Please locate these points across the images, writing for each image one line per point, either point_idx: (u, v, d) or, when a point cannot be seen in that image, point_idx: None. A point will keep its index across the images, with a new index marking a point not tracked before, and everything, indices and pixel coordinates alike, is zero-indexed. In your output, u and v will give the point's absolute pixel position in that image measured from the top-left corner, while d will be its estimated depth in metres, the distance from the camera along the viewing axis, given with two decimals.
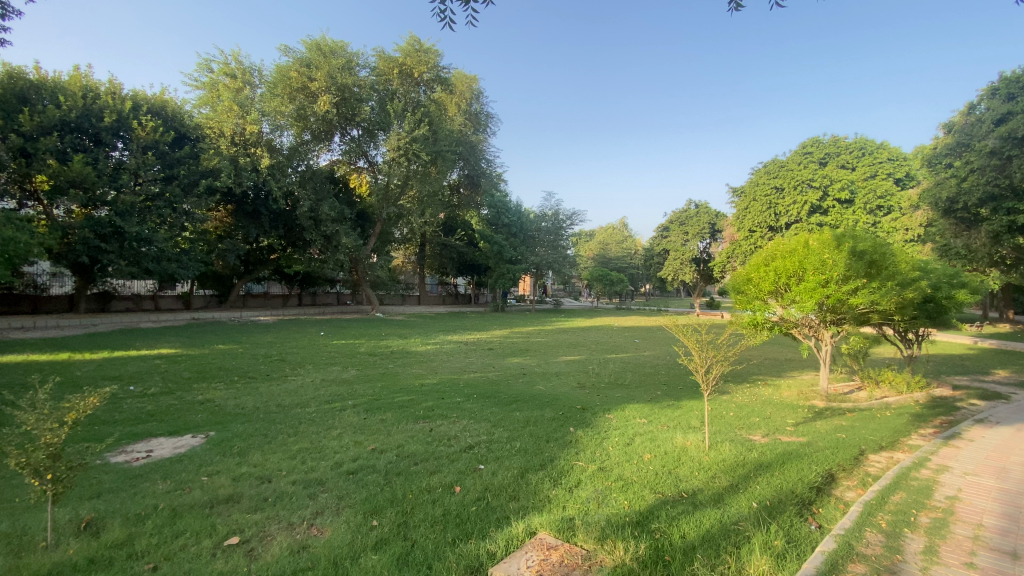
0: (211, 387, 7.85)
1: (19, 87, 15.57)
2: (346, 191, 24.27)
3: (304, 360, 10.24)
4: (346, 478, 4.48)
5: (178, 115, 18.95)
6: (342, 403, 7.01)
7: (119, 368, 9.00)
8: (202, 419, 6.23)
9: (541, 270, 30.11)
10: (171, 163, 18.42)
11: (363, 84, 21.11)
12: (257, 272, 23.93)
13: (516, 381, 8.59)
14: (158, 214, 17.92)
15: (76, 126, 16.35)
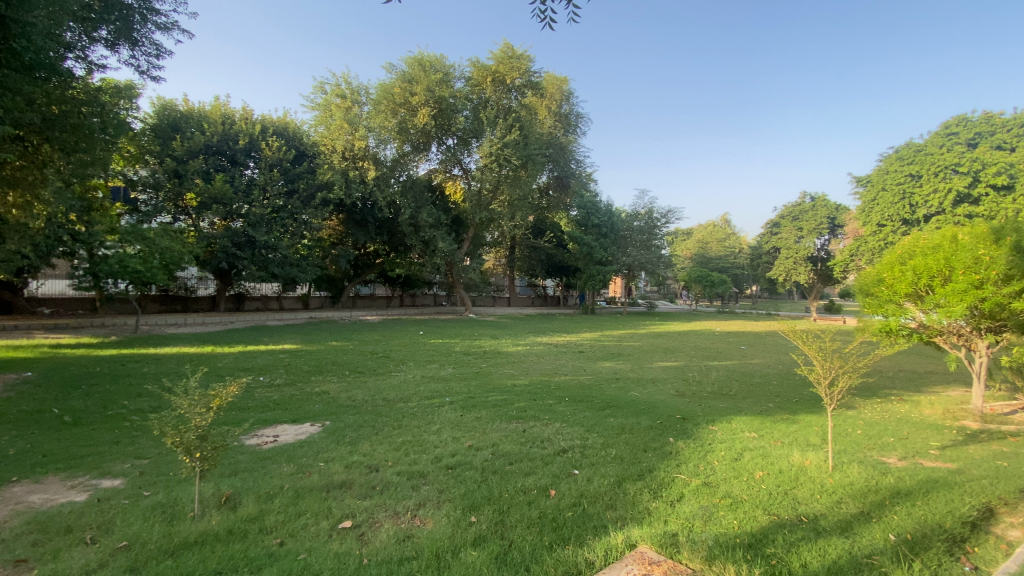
0: (326, 380, 8.60)
1: (173, 118, 18.34)
2: (442, 198, 25.41)
3: (405, 358, 10.86)
4: (445, 472, 4.64)
5: (298, 135, 21.28)
6: (440, 400, 7.30)
7: (252, 361, 10.19)
8: (319, 409, 6.84)
9: (633, 271, 28.95)
10: (292, 178, 20.60)
11: (458, 94, 21.98)
12: (364, 276, 25.86)
13: (610, 386, 8.36)
14: (282, 224, 19.93)
15: (217, 149, 18.89)
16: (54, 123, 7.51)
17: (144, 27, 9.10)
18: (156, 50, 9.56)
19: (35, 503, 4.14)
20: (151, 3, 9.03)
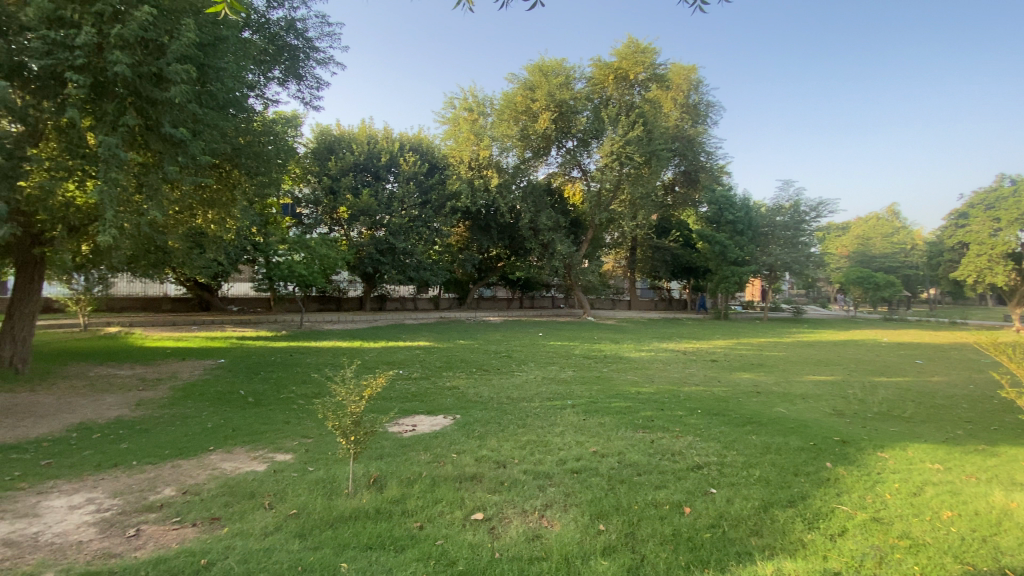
0: (455, 376, 9.13)
1: (329, 142, 21.01)
2: (562, 201, 25.59)
3: (527, 359, 11.08)
4: (571, 476, 4.61)
5: (430, 150, 23.09)
6: (563, 402, 7.30)
7: (392, 356, 11.22)
8: (450, 403, 7.27)
9: (775, 272, 26.37)
10: (426, 190, 22.41)
11: (578, 96, 21.93)
12: (488, 278, 27.05)
13: (749, 399, 7.64)
14: (418, 232, 21.73)
15: (364, 167, 21.24)
16: (242, 151, 9.01)
17: (307, 64, 10.56)
18: (316, 83, 11.02)
19: (228, 469, 4.99)
20: (313, 43, 10.44)
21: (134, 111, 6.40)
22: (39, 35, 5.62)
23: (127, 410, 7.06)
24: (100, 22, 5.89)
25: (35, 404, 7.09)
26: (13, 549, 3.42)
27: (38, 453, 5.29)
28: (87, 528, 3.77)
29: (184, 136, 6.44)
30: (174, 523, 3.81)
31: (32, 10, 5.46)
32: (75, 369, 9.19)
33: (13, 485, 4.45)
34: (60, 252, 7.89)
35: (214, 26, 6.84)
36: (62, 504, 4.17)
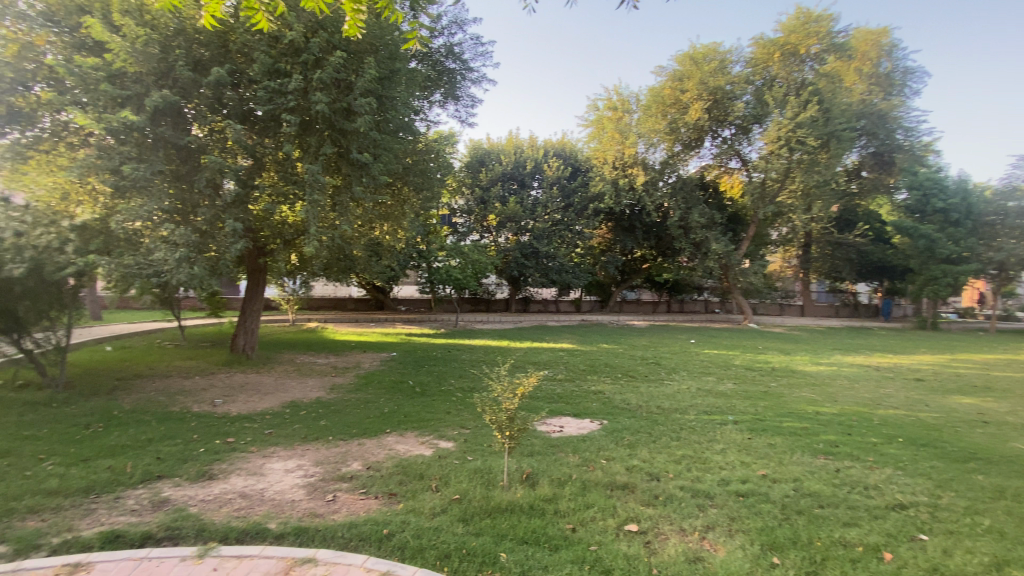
0: (602, 381, 9.01)
1: (480, 154, 22.44)
2: (717, 196, 23.71)
3: (680, 367, 10.45)
4: (736, 499, 4.20)
5: (574, 153, 23.37)
6: (723, 417, 6.70)
7: (539, 357, 11.54)
8: (597, 408, 7.20)
9: (1007, 272, 20.71)
10: (569, 193, 22.79)
11: (736, 80, 20.07)
12: (633, 281, 26.30)
13: (973, 431, 6.15)
14: (560, 236, 22.33)
15: (511, 175, 22.30)
16: (409, 170, 10.08)
17: (463, 84, 11.44)
18: (470, 101, 11.86)
19: (401, 450, 5.62)
20: (468, 64, 11.25)
21: (329, 142, 7.57)
22: (264, 86, 6.95)
23: (323, 393, 8.41)
24: (305, 69, 7.09)
25: (262, 383, 8.86)
26: (248, 500, 4.30)
27: (264, 423, 6.60)
28: (297, 489, 4.57)
29: (366, 160, 7.47)
30: (361, 494, 4.41)
31: (260, 66, 6.77)
32: (287, 356, 11.26)
33: (248, 448, 5.60)
34: (276, 262, 9.69)
35: (389, 60, 7.78)
36: (280, 466, 5.12)
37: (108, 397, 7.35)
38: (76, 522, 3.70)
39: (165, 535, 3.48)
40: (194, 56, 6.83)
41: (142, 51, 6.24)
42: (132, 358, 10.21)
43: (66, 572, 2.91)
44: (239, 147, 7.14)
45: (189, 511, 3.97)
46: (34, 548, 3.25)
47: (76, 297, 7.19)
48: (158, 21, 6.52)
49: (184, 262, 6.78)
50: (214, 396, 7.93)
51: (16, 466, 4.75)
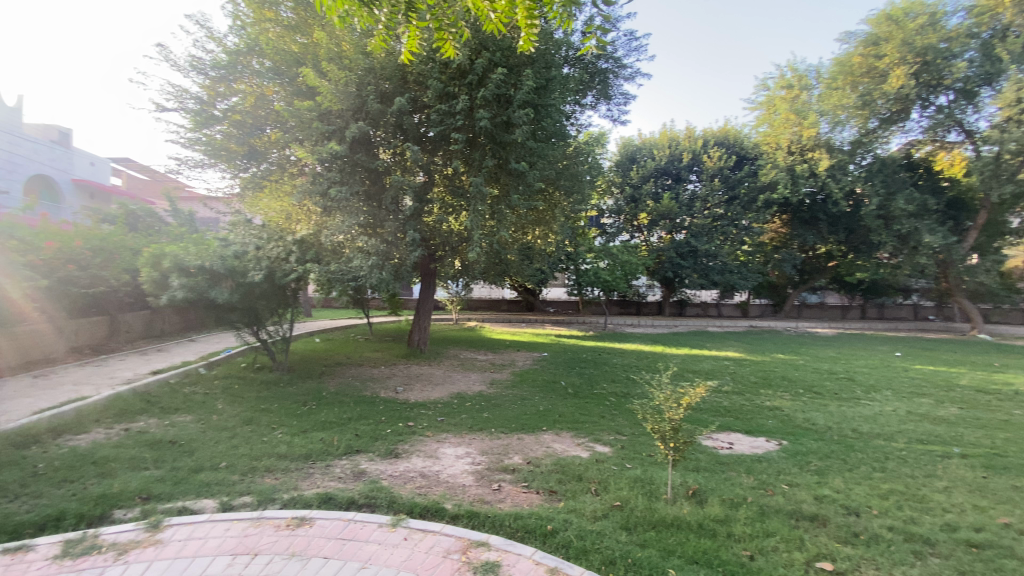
0: (777, 395, 8.04)
1: (631, 151, 21.76)
2: (930, 176, 19.47)
3: (879, 385, 8.81)
4: (969, 551, 3.38)
5: (739, 141, 21.23)
6: (945, 449, 5.46)
7: (700, 365, 10.77)
8: (773, 425, 6.45)
9: None
10: (733, 184, 20.87)
11: (954, 34, 16.38)
12: (814, 281, 23.09)
13: None
14: (722, 232, 20.73)
15: (665, 170, 21.25)
16: (562, 175, 10.28)
17: (615, 82, 11.31)
18: (623, 99, 11.66)
19: (559, 450, 5.74)
20: (621, 61, 11.10)
21: (491, 154, 8.09)
22: (436, 109, 7.71)
23: (485, 387, 9.01)
24: (470, 88, 7.68)
25: (433, 375, 9.86)
26: (427, 480, 4.79)
27: (437, 411, 7.33)
28: (466, 475, 4.95)
29: (524, 168, 7.82)
30: (524, 488, 4.60)
31: (433, 91, 7.53)
32: (452, 352, 12.34)
33: (424, 432, 6.25)
34: (444, 267, 10.63)
35: (545, 69, 8.08)
36: (451, 452, 5.62)
37: (319, 380, 8.89)
38: (300, 482, 4.51)
39: (364, 502, 4.03)
40: (382, 89, 7.74)
41: (344, 91, 7.25)
42: (334, 348, 12.21)
43: (296, 522, 3.51)
44: (416, 165, 8.01)
45: (381, 484, 4.56)
46: (272, 500, 4.01)
47: (296, 297, 8.84)
48: (353, 59, 7.41)
49: (375, 267, 7.89)
50: (396, 384, 9.06)
51: (259, 431, 5.99)
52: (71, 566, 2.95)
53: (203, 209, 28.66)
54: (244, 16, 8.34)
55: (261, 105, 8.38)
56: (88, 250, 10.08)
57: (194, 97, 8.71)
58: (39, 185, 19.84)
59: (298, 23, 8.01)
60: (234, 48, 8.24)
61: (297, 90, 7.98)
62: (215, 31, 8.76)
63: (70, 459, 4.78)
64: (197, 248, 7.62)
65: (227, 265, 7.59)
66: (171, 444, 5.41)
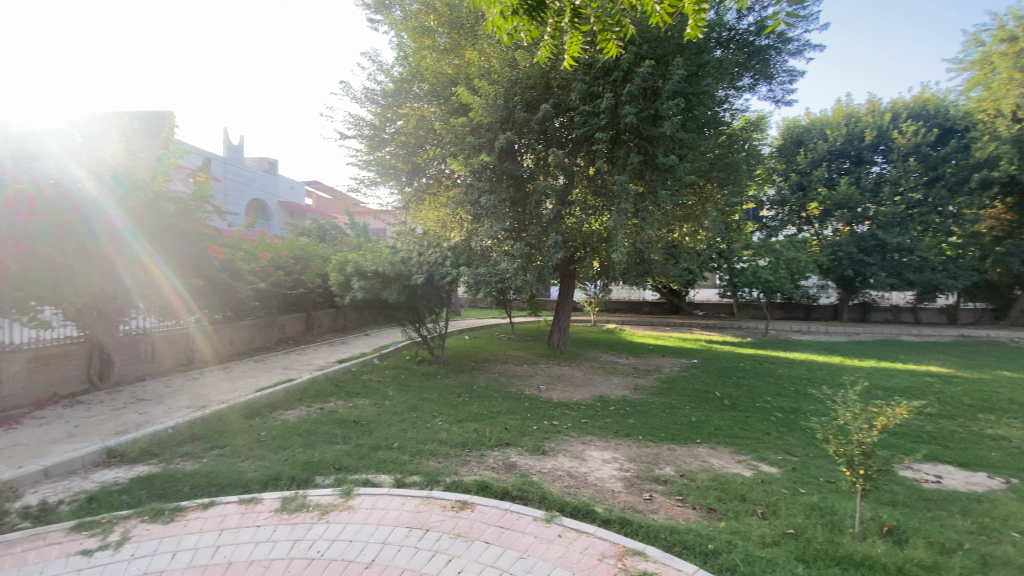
0: (1004, 423, 6.44)
1: (797, 133, 19.32)
2: None
3: None
4: None
5: (942, 109, 17.50)
6: None
7: (890, 380, 9.12)
8: (1000, 459, 5.18)
9: None
10: (935, 164, 17.42)
11: None
12: None
13: None
14: (921, 220, 17.52)
15: (842, 152, 18.54)
16: (714, 166, 9.57)
17: (779, 59, 10.19)
18: (788, 77, 10.44)
19: (715, 464, 5.35)
20: (784, 35, 9.92)
21: (636, 150, 7.88)
22: (581, 111, 7.75)
23: (629, 392, 8.79)
24: (615, 85, 7.57)
25: (575, 376, 9.92)
26: (575, 480, 4.82)
27: (581, 413, 7.37)
28: (615, 481, 4.87)
29: (674, 162, 7.44)
30: (678, 501, 4.37)
31: (577, 94, 7.58)
32: (594, 354, 12.28)
33: (570, 433, 6.31)
34: (585, 268, 10.60)
35: (696, 55, 7.71)
36: (597, 455, 5.60)
37: (469, 375, 9.57)
38: (459, 468, 4.89)
39: (517, 494, 4.19)
40: (527, 98, 7.98)
41: (492, 104, 7.67)
42: (482, 345, 13.02)
43: (459, 505, 3.81)
44: (559, 169, 8.13)
45: (532, 478, 4.73)
46: (436, 482, 4.40)
47: (449, 297, 9.62)
48: (501, 72, 7.76)
49: (520, 270, 8.18)
50: (540, 382, 9.33)
51: (422, 418, 6.65)
52: (288, 519, 3.59)
53: (372, 219, 32.78)
54: (407, 46, 9.19)
55: (420, 125, 9.21)
56: (293, 258, 12.35)
57: (368, 124, 9.99)
58: (256, 206, 24.61)
59: (451, 48, 8.76)
60: (399, 77, 9.15)
61: (452, 108, 8.58)
62: (384, 64, 9.90)
63: (283, 430, 5.84)
64: (371, 256, 8.77)
65: (395, 270, 8.56)
66: (354, 423, 6.28)
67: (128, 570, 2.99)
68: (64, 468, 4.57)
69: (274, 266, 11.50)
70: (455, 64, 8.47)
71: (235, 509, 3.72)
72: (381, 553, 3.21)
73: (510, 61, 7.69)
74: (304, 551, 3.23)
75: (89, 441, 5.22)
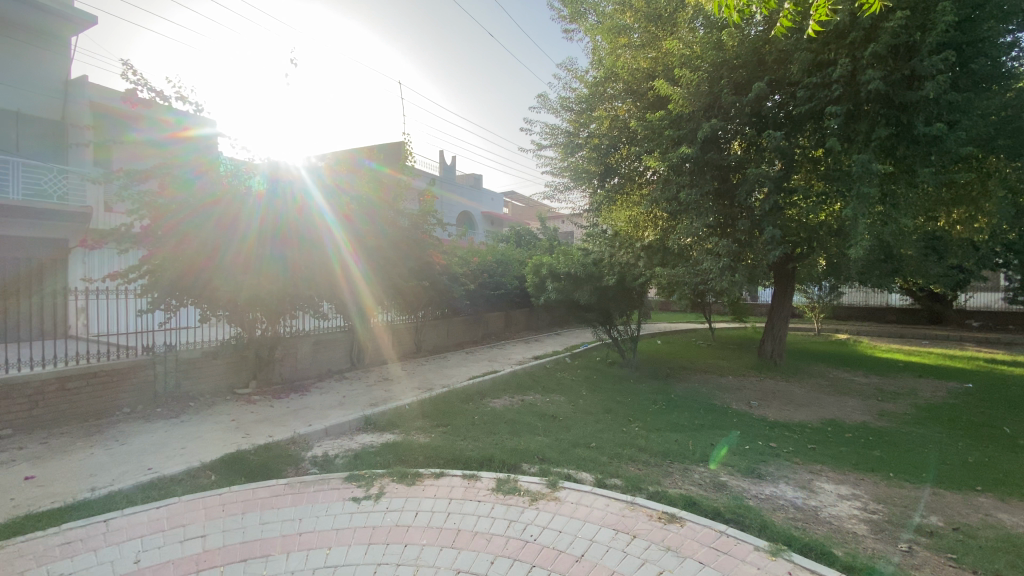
0: None
1: None
2: None
3: None
4: None
5: None
6: None
7: None
8: None
9: None
10: None
11: None
12: None
13: None
14: None
15: None
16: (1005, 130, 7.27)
17: None
18: None
19: (1011, 523, 4.04)
20: None
21: (883, 121, 6.49)
22: (805, 85, 6.74)
23: (870, 417, 7.27)
24: (853, 48, 6.35)
25: (795, 394, 8.62)
26: (802, 513, 4.15)
27: (805, 437, 6.34)
28: (857, 522, 4.03)
29: (942, 130, 5.87)
30: (953, 561, 3.41)
31: (800, 66, 6.60)
32: (818, 369, 10.47)
33: (791, 458, 5.49)
34: (807, 267, 9.16)
35: None
36: (830, 489, 4.73)
37: (666, 382, 9.12)
38: (661, 478, 4.67)
39: (730, 517, 3.78)
40: (735, 80, 7.26)
41: (695, 92, 7.21)
42: (678, 352, 12.29)
43: (667, 517, 3.62)
44: (776, 153, 7.16)
45: (747, 503, 4.22)
46: (638, 489, 4.26)
47: (642, 298, 9.33)
48: (703, 57, 7.15)
49: (726, 270, 7.32)
50: (749, 397, 8.36)
51: (619, 421, 6.57)
52: (503, 499, 3.90)
53: (564, 224, 33.89)
54: (601, 49, 9.28)
55: (614, 126, 9.10)
56: (494, 262, 13.54)
57: (563, 131, 10.48)
58: (465, 218, 27.73)
59: (648, 41, 8.22)
60: (595, 81, 9.24)
61: (648, 103, 8.42)
62: (579, 71, 10.16)
63: (491, 417, 6.40)
64: (565, 259, 9.06)
65: (588, 271, 8.71)
66: (552, 418, 6.53)
67: (384, 520, 3.61)
68: (337, 429, 5.81)
69: (479, 270, 12.76)
70: (650, 57, 8.18)
71: (459, 482, 4.21)
72: (590, 550, 3.24)
73: (714, 43, 7.04)
74: (519, 532, 3.45)
75: (352, 409, 6.54)
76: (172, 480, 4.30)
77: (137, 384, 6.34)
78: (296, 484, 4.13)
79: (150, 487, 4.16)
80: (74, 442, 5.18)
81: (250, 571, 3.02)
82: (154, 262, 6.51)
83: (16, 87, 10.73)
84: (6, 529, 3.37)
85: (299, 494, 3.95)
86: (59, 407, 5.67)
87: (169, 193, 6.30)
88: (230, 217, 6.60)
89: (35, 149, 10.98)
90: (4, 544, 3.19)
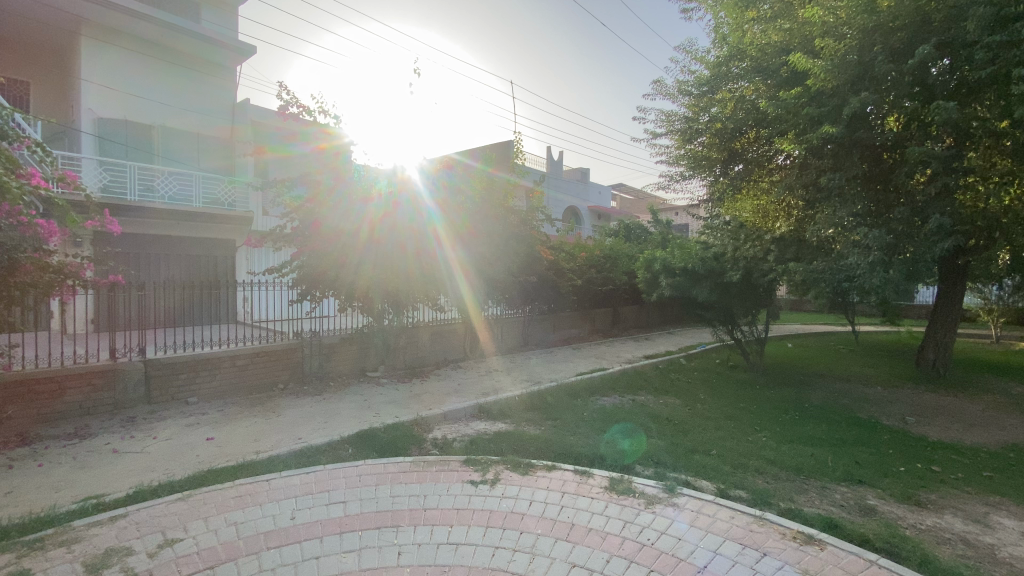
0: None
1: None
2: None
3: None
4: None
5: None
6: None
7: None
8: None
9: None
10: None
11: None
12: None
13: None
14: None
15: None
16: None
17: None
18: None
19: None
20: None
21: None
22: (984, 44, 5.49)
23: None
24: None
25: (966, 411, 7.29)
26: (973, 551, 3.50)
27: (980, 463, 5.34)
28: None
29: None
30: None
31: (976, 24, 5.40)
32: (998, 385, 8.72)
33: (960, 487, 4.65)
34: (984, 264, 7.74)
35: None
36: (1012, 526, 3.94)
37: (797, 390, 8.25)
38: (794, 495, 4.23)
39: (881, 546, 3.29)
40: (892, 45, 6.24)
41: (840, 63, 6.32)
42: (811, 357, 11.04)
43: (804, 538, 3.27)
44: (946, 127, 6.01)
45: (903, 532, 3.66)
46: (768, 504, 3.90)
47: (770, 296, 8.68)
48: (851, 22, 6.28)
49: (879, 266, 6.28)
50: (903, 412, 7.25)
51: (743, 430, 6.08)
52: (617, 499, 3.82)
53: (677, 215, 32.24)
54: (725, 25, 8.66)
55: (739, 108, 8.38)
56: (604, 257, 13.30)
57: (679, 117, 9.92)
58: (571, 213, 27.56)
59: (781, 11, 7.33)
60: (717, 61, 8.63)
61: (782, 80, 7.55)
62: (699, 51, 9.56)
63: (602, 414, 6.32)
64: (680, 253, 8.94)
65: (707, 267, 8.40)
66: (667, 420, 6.26)
67: (500, 505, 3.74)
68: (454, 414, 6.16)
69: (588, 265, 12.62)
70: (784, 28, 7.17)
71: (571, 477, 4.21)
72: (713, 562, 3.04)
73: (868, 4, 6.07)
74: (635, 534, 3.36)
75: (467, 397, 6.86)
76: (318, 450, 4.87)
77: (290, 364, 7.32)
78: (420, 463, 4.45)
79: (300, 455, 4.76)
80: (241, 412, 6.09)
81: (384, 539, 3.31)
82: (302, 258, 7.40)
83: (202, 115, 12.97)
84: (195, 480, 4.07)
85: (423, 473, 4.24)
86: (232, 380, 6.72)
87: (312, 198, 7.05)
88: (365, 219, 7.24)
89: (213, 165, 13.10)
90: (194, 492, 3.85)
